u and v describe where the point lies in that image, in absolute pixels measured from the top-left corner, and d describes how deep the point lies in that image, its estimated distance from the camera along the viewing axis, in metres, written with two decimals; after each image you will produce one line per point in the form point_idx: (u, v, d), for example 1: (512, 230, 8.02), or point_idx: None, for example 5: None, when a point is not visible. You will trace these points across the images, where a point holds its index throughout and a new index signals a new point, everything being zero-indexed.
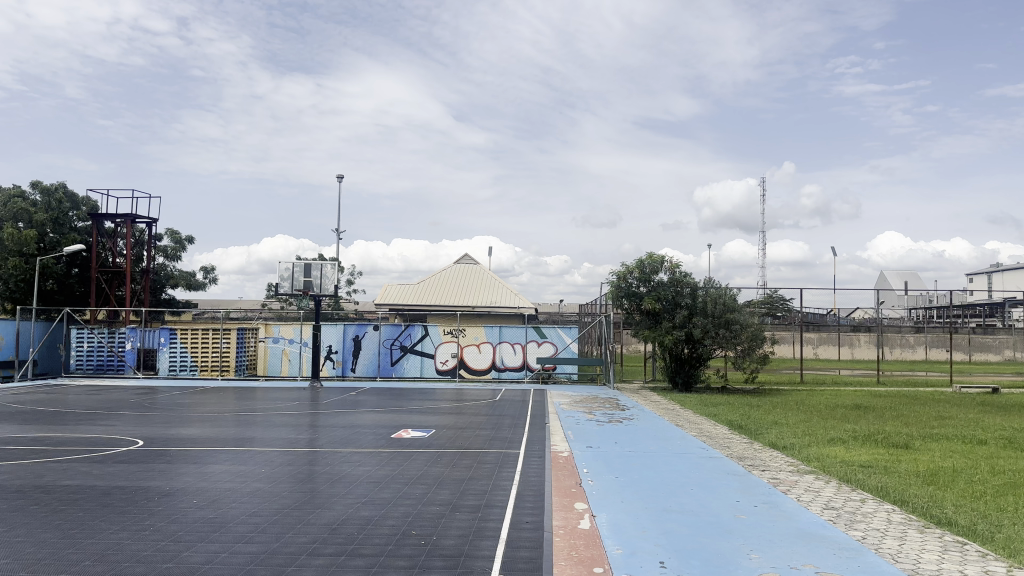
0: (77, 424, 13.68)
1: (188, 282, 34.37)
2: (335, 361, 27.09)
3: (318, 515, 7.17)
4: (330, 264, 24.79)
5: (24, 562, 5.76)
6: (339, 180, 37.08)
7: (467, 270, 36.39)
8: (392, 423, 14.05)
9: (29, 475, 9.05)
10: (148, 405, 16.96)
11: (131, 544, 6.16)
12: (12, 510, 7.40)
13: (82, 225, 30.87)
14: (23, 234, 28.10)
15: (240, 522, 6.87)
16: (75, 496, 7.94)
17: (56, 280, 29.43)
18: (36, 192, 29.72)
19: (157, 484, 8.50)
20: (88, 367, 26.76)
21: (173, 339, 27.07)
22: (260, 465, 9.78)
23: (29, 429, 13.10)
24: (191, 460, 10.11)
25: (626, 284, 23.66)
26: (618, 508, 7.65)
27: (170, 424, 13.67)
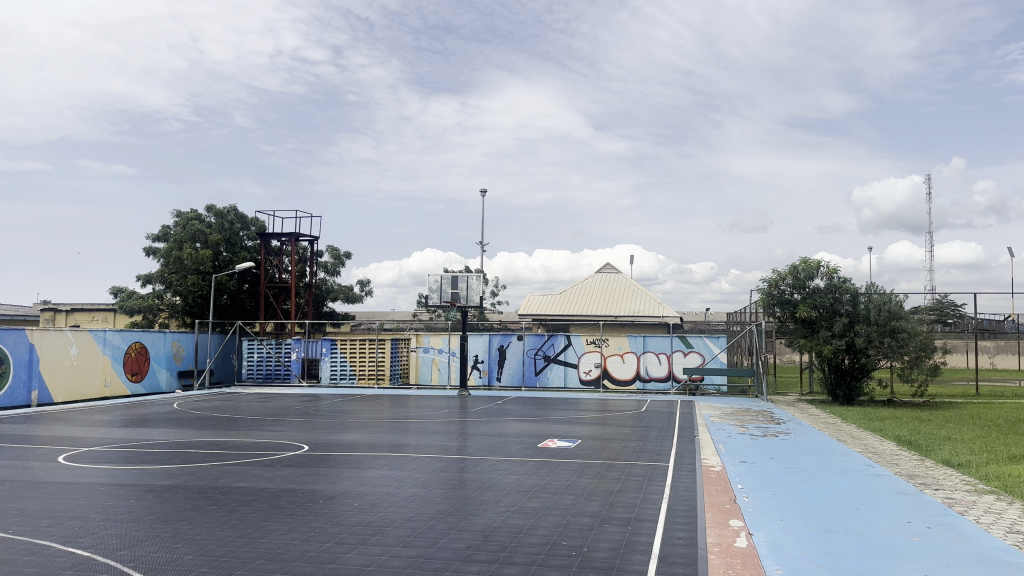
0: (248, 429, 14.80)
1: (347, 296, 36.44)
2: (481, 370, 27.69)
3: (470, 521, 7.32)
4: (476, 276, 25.43)
5: (208, 558, 6.28)
6: (483, 194, 37.93)
7: (609, 280, 36.16)
8: (538, 433, 14.11)
9: (210, 477, 9.87)
10: (311, 411, 18.12)
11: (299, 545, 6.53)
12: (196, 509, 8.12)
13: (251, 244, 33.49)
14: (201, 254, 30.88)
15: (398, 526, 7.14)
16: (250, 497, 8.56)
17: (229, 295, 32.11)
18: (211, 214, 32.55)
19: (322, 487, 9.01)
20: (258, 376, 28.94)
21: (333, 350, 28.69)
22: (414, 471, 10.16)
23: (208, 434, 14.25)
24: (350, 465, 10.64)
25: (778, 291, 22.61)
26: (775, 526, 7.29)
27: (331, 430, 14.45)
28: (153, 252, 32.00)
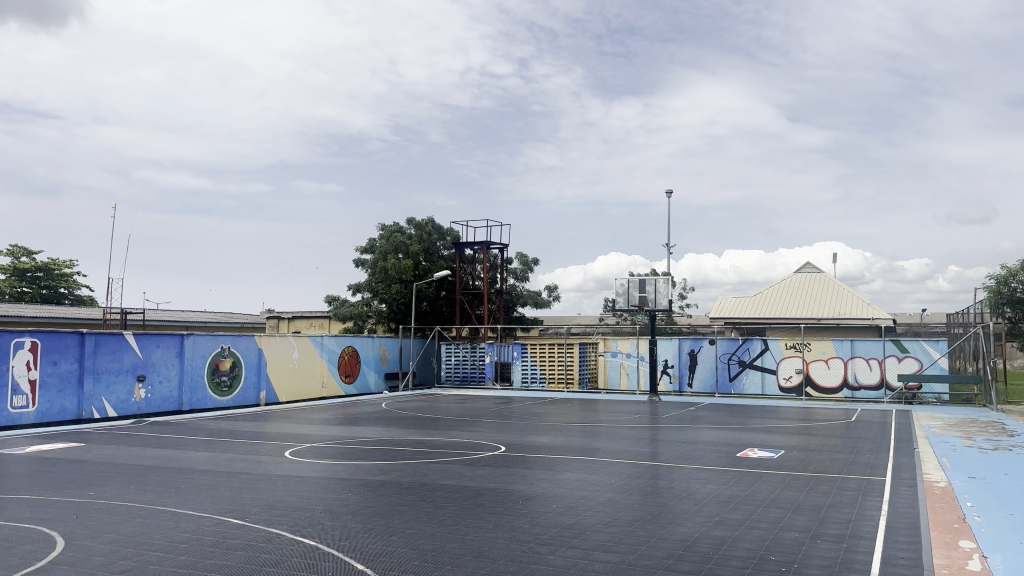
0: (449, 429, 15.54)
1: (536, 301, 37.25)
2: (672, 375, 27.26)
3: (670, 530, 7.16)
4: (664, 279, 24.98)
5: (420, 551, 6.64)
6: (670, 195, 37.26)
7: (809, 279, 34.04)
8: (735, 441, 13.57)
9: (417, 474, 10.48)
10: (506, 413, 18.70)
11: (502, 543, 6.73)
12: (406, 504, 8.63)
13: (447, 253, 35.24)
14: (402, 263, 32.94)
15: (597, 530, 7.14)
16: (454, 495, 8.97)
17: (428, 302, 33.97)
18: (411, 226, 34.62)
19: (521, 487, 9.24)
20: (455, 379, 30.40)
21: (524, 353, 29.35)
22: (609, 475, 10.13)
23: (413, 433, 15.15)
24: (546, 467, 10.83)
25: (1009, 291, 20.37)
26: (1019, 552, 6.46)
27: (526, 432, 14.82)
28: (361, 263, 34.61)
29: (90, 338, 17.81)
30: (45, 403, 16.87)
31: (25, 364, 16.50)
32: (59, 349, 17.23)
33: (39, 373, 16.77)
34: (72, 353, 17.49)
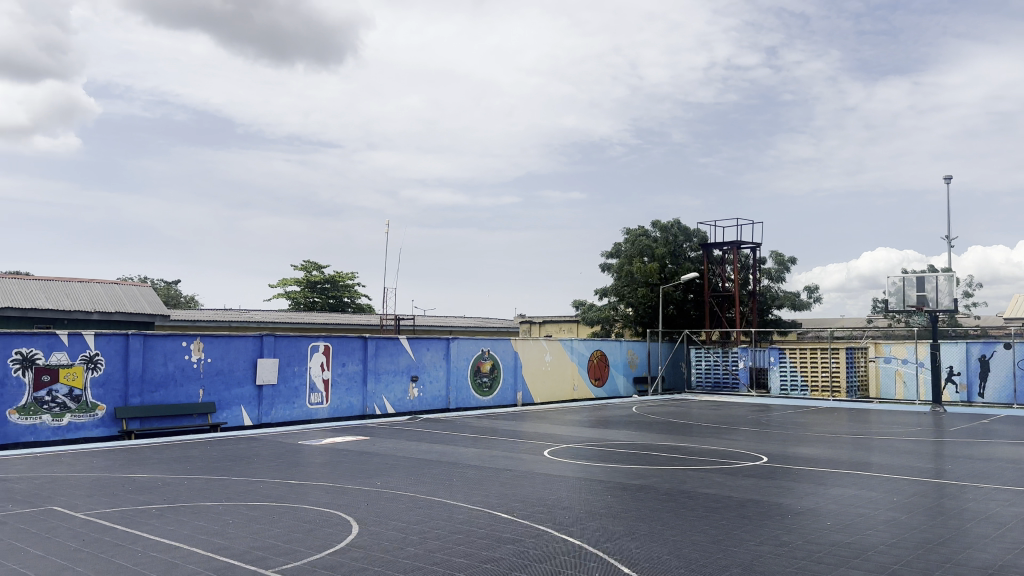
0: (704, 435, 15.16)
1: (792, 303, 35.05)
2: (958, 384, 24.12)
3: (970, 557, 6.33)
4: (947, 276, 22.22)
5: (685, 560, 6.54)
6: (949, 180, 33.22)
7: None
8: None
9: (675, 481, 10.33)
10: (763, 421, 17.83)
11: (772, 559, 6.40)
12: (666, 510, 8.55)
13: (694, 255, 34.42)
14: (648, 266, 32.67)
15: (880, 552, 6.52)
16: (716, 504, 8.71)
17: (676, 305, 33.40)
18: (657, 229, 34.23)
19: (788, 500, 8.73)
20: (707, 385, 29.58)
21: (782, 358, 27.80)
22: (888, 492, 9.22)
23: (666, 438, 14.99)
24: (814, 480, 10.12)
25: None
26: None
27: (788, 442, 13.99)
28: (608, 267, 34.96)
29: (371, 342, 19.89)
30: (336, 399, 19.17)
31: (321, 365, 18.86)
32: (346, 352, 19.45)
33: (331, 373, 19.09)
34: (356, 355, 19.65)
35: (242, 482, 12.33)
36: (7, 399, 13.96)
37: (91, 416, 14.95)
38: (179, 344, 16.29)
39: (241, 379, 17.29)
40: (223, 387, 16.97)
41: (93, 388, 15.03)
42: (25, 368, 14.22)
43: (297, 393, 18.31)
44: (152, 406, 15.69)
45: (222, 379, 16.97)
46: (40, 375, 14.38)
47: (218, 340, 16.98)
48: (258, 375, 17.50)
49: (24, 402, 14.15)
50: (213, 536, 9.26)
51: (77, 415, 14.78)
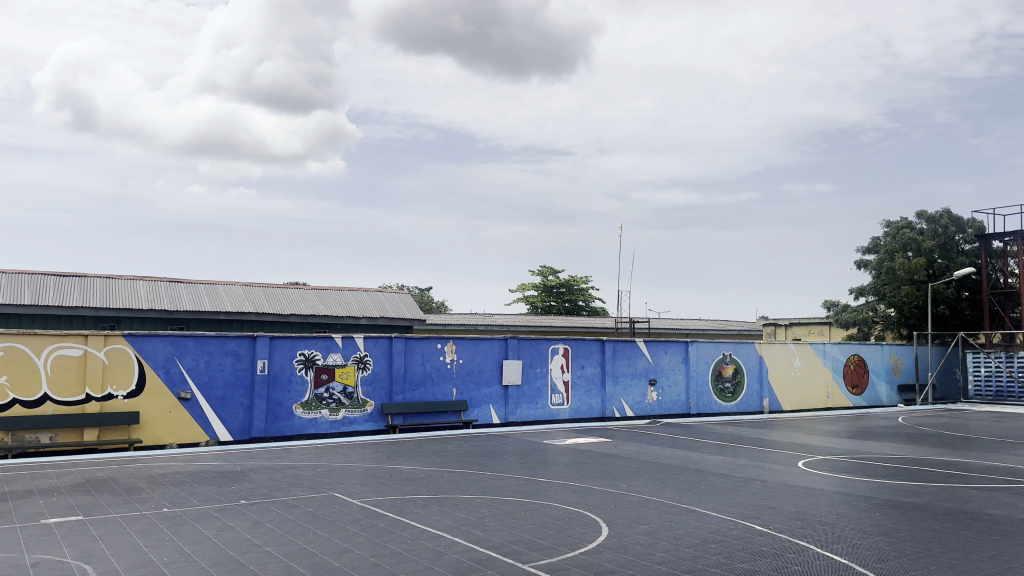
0: (987, 450, 13.40)
1: None
2: None
3: None
4: None
5: None
6: None
7: None
8: None
9: (953, 500, 9.26)
10: None
11: None
12: (947, 533, 7.69)
13: (969, 248, 30.33)
14: (913, 263, 29.52)
15: None
16: (1010, 529, 7.67)
17: (947, 304, 29.86)
18: (922, 220, 30.66)
19: None
20: (987, 395, 26.20)
21: None
22: None
23: (939, 452, 13.47)
24: None
25: None
26: None
27: None
28: (863, 265, 32.11)
29: (609, 344, 20.10)
30: (577, 401, 19.64)
31: (561, 366, 19.41)
32: (586, 354, 19.83)
33: (572, 375, 19.58)
34: (595, 357, 19.95)
35: (494, 478, 13.05)
36: (296, 394, 16.02)
37: (361, 411, 16.70)
38: (434, 346, 17.63)
39: (488, 379, 18.33)
40: (473, 387, 18.10)
41: (363, 386, 16.76)
42: (309, 368, 16.21)
43: (540, 394, 19.04)
44: (412, 403, 17.16)
45: (472, 379, 18.10)
46: (321, 373, 16.30)
47: (467, 343, 18.11)
48: (504, 376, 18.42)
49: (308, 397, 16.14)
50: (472, 528, 9.90)
51: (350, 410, 16.58)
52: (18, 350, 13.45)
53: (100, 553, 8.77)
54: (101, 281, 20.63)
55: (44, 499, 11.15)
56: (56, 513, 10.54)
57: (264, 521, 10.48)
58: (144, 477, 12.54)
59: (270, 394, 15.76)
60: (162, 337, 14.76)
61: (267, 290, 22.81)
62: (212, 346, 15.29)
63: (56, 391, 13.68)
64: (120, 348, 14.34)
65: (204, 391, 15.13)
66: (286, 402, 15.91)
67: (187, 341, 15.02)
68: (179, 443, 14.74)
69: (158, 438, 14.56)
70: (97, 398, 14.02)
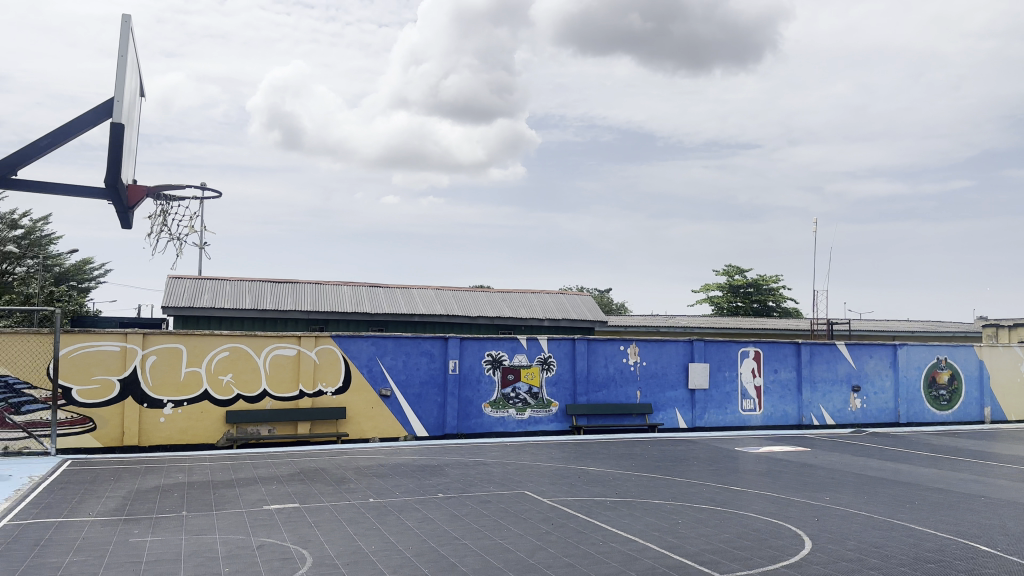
0: None
1: None
2: None
3: None
4: None
5: None
6: None
7: None
8: None
9: None
10: None
11: None
12: None
13: None
14: None
15: None
16: None
17: None
18: None
19: None
20: None
21: None
22: None
23: None
24: None
25: None
26: None
27: None
28: None
29: (805, 347, 19.01)
30: (770, 407, 18.78)
31: (752, 370, 18.63)
32: (779, 358, 18.88)
33: (764, 380, 18.72)
34: (790, 361, 18.95)
35: (683, 483, 12.73)
36: (485, 393, 16.59)
37: (547, 411, 16.97)
38: (618, 348, 17.52)
39: (674, 382, 17.95)
40: (658, 390, 17.80)
41: (548, 387, 17.01)
42: (497, 368, 16.69)
43: (729, 399, 18.40)
44: (597, 405, 17.18)
45: (658, 382, 17.81)
46: (508, 373, 16.74)
47: (652, 345, 17.83)
48: (691, 379, 17.96)
49: (496, 397, 16.66)
50: (664, 534, 9.69)
51: (536, 410, 16.89)
52: (241, 350, 14.89)
53: (317, 539, 9.53)
54: (310, 286, 22.53)
55: (267, 486, 12.33)
56: (278, 499, 11.62)
57: (460, 515, 10.91)
58: (350, 469, 13.50)
59: (461, 393, 16.43)
60: (365, 338, 15.81)
61: (456, 293, 23.81)
62: (408, 346, 16.17)
63: (275, 387, 15.09)
64: (328, 348, 15.55)
65: (402, 389, 16.04)
66: (476, 401, 16.52)
67: (386, 342, 15.98)
68: (380, 437, 15.78)
69: (362, 432, 15.66)
70: (309, 394, 15.30)
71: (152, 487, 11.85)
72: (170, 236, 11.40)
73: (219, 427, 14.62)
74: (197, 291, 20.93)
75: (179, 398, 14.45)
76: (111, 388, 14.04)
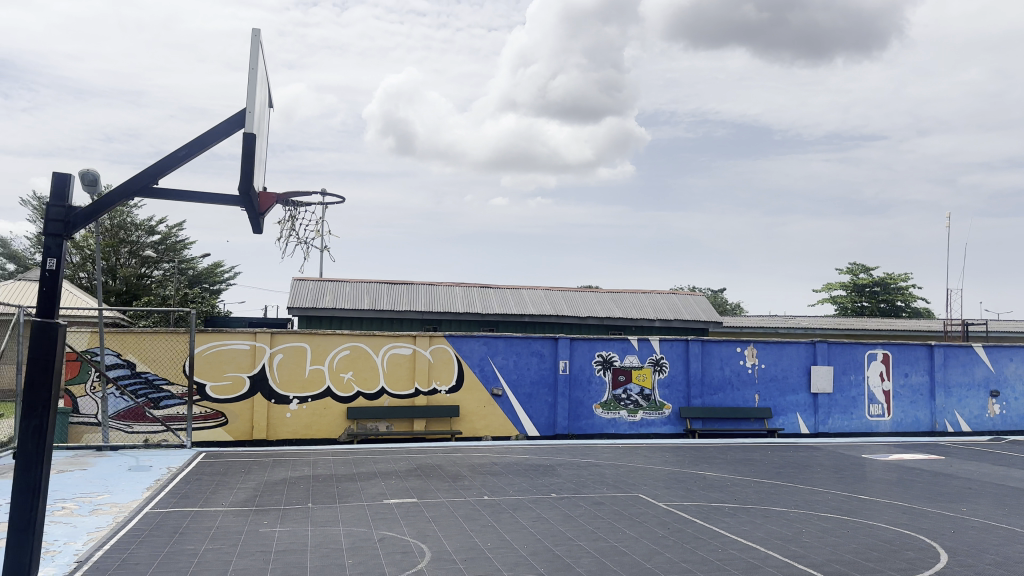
0: None
1: None
2: None
3: None
4: None
5: None
6: None
7: None
8: None
9: None
10: None
11: None
12: None
13: None
14: None
15: None
16: None
17: None
18: None
19: None
20: None
21: None
22: None
23: None
24: None
25: None
26: None
27: None
28: None
29: (939, 350, 17.87)
30: (900, 413, 17.77)
31: (880, 374, 17.67)
32: (910, 361, 17.83)
33: (893, 384, 17.73)
34: (922, 365, 17.88)
35: (806, 491, 12.19)
36: (596, 394, 16.48)
37: (660, 414, 16.69)
38: (734, 350, 17.00)
39: (795, 386, 17.25)
40: (777, 393, 17.17)
41: (661, 388, 16.72)
42: (608, 369, 16.55)
43: (855, 403, 17.53)
44: (712, 408, 16.75)
45: (777, 386, 17.17)
46: (619, 374, 16.57)
47: (770, 347, 17.19)
48: (813, 383, 17.21)
49: (608, 397, 16.52)
50: (787, 543, 9.30)
51: (649, 412, 16.64)
52: (360, 349, 15.42)
53: (434, 534, 9.73)
54: (423, 288, 23.10)
55: (386, 481, 12.70)
56: (397, 493, 11.95)
57: (573, 516, 10.87)
58: (465, 467, 13.71)
59: (572, 393, 16.39)
60: (477, 338, 16.03)
61: (565, 293, 23.81)
62: (520, 346, 16.27)
63: (392, 385, 15.54)
64: (441, 347, 15.86)
65: (513, 389, 16.16)
66: (587, 402, 16.44)
67: (498, 342, 16.14)
68: (492, 435, 15.97)
69: (475, 431, 15.90)
70: (424, 392, 15.67)
71: (279, 479, 12.44)
72: (297, 240, 11.94)
73: (340, 423, 15.22)
74: (318, 292, 21.88)
75: (303, 395, 15.12)
76: (241, 384, 14.85)
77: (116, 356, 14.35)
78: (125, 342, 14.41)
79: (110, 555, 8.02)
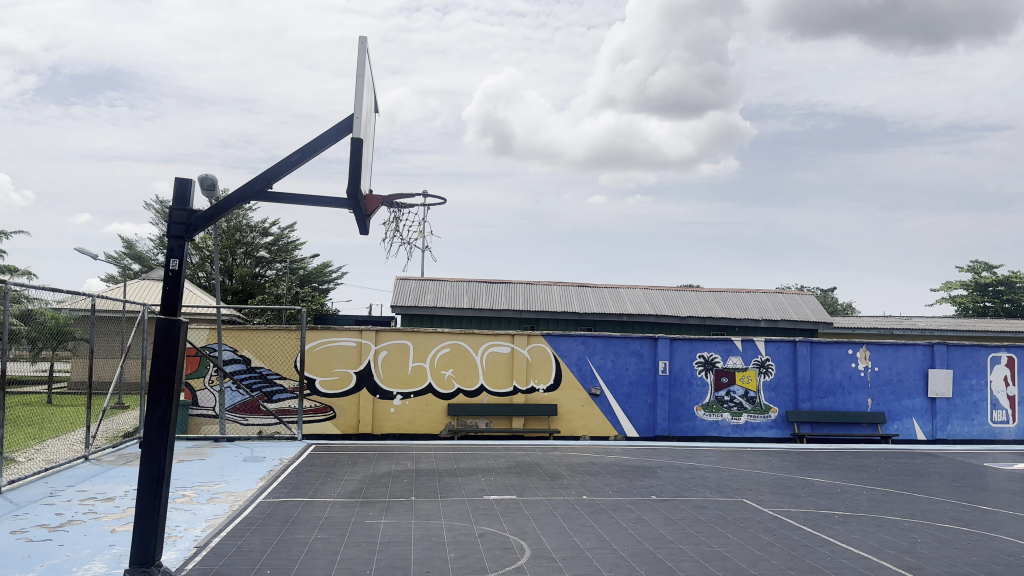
0: None
1: None
2: None
3: None
4: None
5: None
6: None
7: None
8: None
9: None
10: None
11: None
12: None
13: None
14: None
15: None
16: None
17: None
18: None
19: None
20: None
21: None
22: None
23: None
24: None
25: None
26: None
27: None
28: None
29: None
30: None
31: (1005, 378, 16.55)
32: None
33: (1019, 390, 16.59)
34: None
35: (922, 500, 11.52)
36: (697, 396, 16.14)
37: (766, 417, 16.18)
38: (845, 352, 16.27)
39: (911, 390, 16.35)
40: (892, 397, 16.32)
41: (766, 391, 16.20)
42: (709, 370, 16.19)
43: (976, 409, 16.47)
44: (822, 412, 16.10)
45: (891, 390, 16.31)
46: (722, 376, 16.17)
47: (885, 349, 16.34)
48: (930, 387, 16.27)
49: (709, 399, 16.15)
50: (900, 553, 8.82)
51: (753, 415, 16.16)
52: (461, 347, 15.67)
53: (533, 531, 9.78)
54: (522, 287, 23.25)
55: (486, 477, 12.86)
56: (497, 490, 12.09)
57: (674, 519, 10.68)
58: (563, 465, 13.71)
59: (671, 394, 16.12)
60: (575, 336, 15.99)
61: (665, 292, 23.44)
62: (618, 346, 16.13)
63: (491, 382, 15.73)
64: (539, 346, 15.93)
65: (612, 388, 16.03)
66: (687, 403, 16.13)
67: (596, 341, 16.05)
68: (591, 435, 15.91)
69: (574, 430, 15.89)
70: (523, 390, 15.80)
71: (384, 472, 12.82)
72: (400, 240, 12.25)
73: (441, 419, 15.54)
74: (420, 291, 22.39)
75: (406, 391, 15.51)
76: (348, 379, 15.39)
77: (233, 351, 15.16)
78: (240, 339, 15.20)
79: (227, 542, 8.45)
